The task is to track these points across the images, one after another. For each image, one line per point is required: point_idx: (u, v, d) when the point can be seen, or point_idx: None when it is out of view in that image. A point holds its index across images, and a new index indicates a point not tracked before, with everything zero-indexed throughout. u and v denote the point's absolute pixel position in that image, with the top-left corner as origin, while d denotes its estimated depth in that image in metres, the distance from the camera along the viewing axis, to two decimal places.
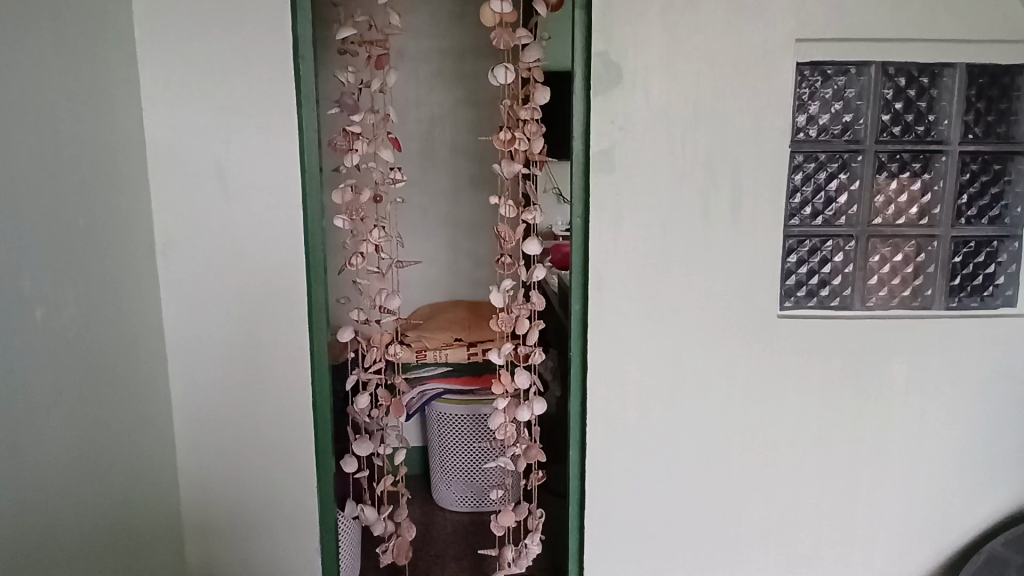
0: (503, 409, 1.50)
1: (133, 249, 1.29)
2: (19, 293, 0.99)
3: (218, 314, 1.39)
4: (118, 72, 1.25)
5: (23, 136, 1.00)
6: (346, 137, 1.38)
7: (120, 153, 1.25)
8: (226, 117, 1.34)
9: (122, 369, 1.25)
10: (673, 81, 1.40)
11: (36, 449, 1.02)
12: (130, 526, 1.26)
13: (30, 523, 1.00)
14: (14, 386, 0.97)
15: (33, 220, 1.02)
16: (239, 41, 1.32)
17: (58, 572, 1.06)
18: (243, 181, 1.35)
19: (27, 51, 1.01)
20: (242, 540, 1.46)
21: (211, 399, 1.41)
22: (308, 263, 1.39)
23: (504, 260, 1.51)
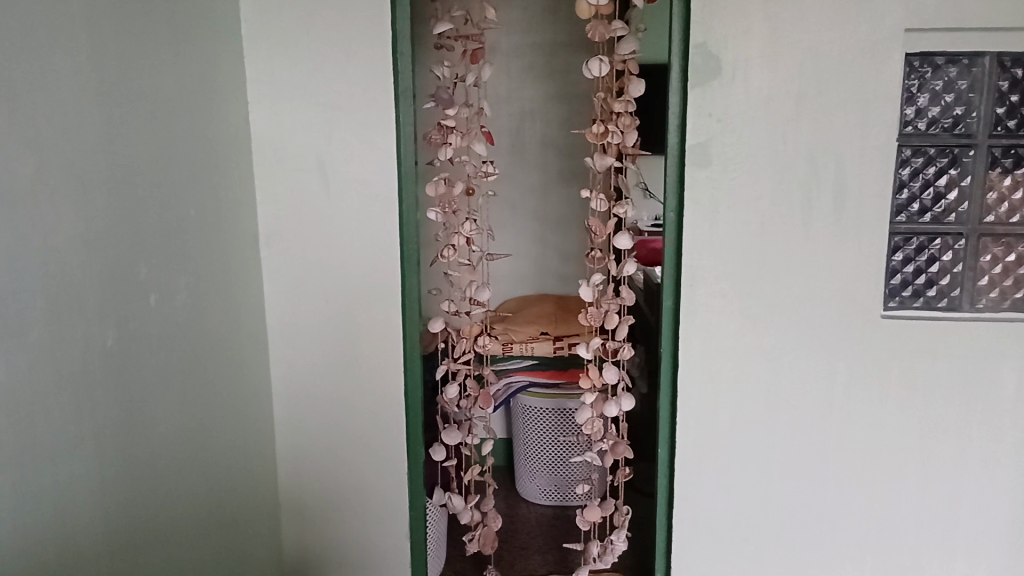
0: (590, 404, 1.50)
1: (239, 239, 1.34)
2: (136, 279, 1.06)
3: (317, 303, 1.43)
4: (227, 70, 1.31)
5: (137, 130, 1.06)
6: (440, 130, 1.41)
7: (228, 146, 1.31)
8: (327, 112, 1.38)
9: (228, 354, 1.31)
10: (773, 74, 1.36)
11: (149, 428, 1.08)
12: (233, 506, 1.32)
13: (142, 498, 1.06)
14: (130, 364, 1.04)
15: (149, 210, 1.09)
16: (339, 39, 1.36)
17: (165, 545, 1.12)
18: (342, 173, 1.39)
19: (142, 51, 1.07)
20: (334, 524, 1.51)
21: (308, 385, 1.46)
22: (402, 254, 1.42)
23: (595, 253, 1.50)
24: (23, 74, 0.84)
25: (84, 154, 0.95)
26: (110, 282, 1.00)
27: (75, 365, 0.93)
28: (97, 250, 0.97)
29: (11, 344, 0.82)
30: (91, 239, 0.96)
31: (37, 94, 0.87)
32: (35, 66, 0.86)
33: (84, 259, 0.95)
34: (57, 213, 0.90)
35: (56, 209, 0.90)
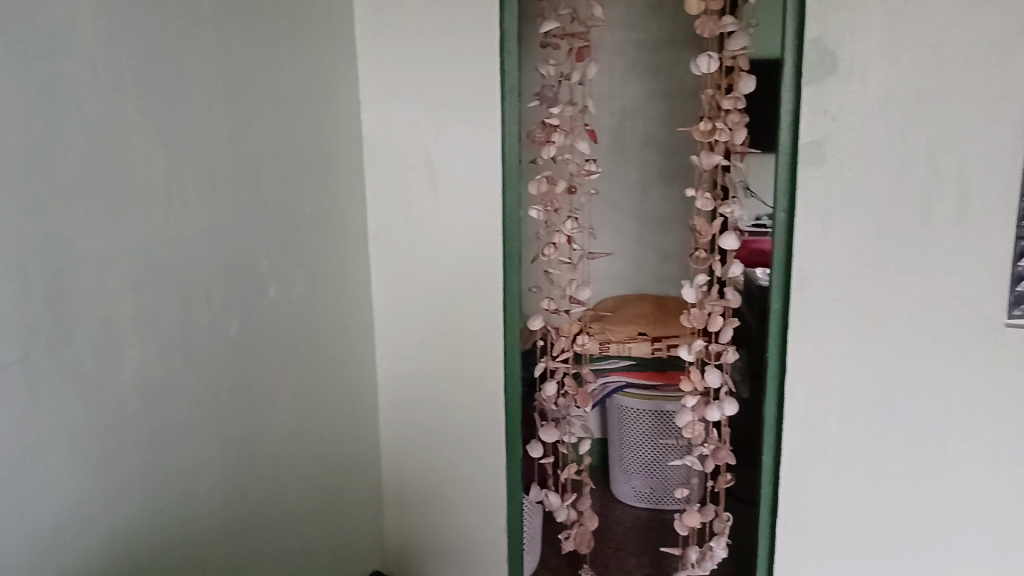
0: (691, 407, 1.48)
1: (350, 235, 1.39)
2: (259, 271, 1.11)
3: (420, 298, 1.46)
4: (343, 72, 1.35)
5: (260, 130, 1.11)
6: (544, 128, 1.40)
7: (342, 145, 1.35)
8: (435, 111, 1.39)
9: (338, 345, 1.35)
10: (892, 71, 1.30)
11: (266, 414, 1.13)
12: (339, 492, 1.37)
13: (257, 479, 1.12)
14: (253, 352, 1.10)
15: (271, 207, 1.14)
16: (449, 39, 1.37)
17: (276, 527, 1.17)
18: (447, 171, 1.41)
19: (264, 55, 1.12)
20: (432, 514, 1.54)
21: (412, 378, 1.50)
22: (505, 252, 1.40)
23: (700, 254, 1.48)
24: (154, 74, 0.91)
25: (210, 154, 1.00)
26: (233, 274, 1.05)
27: (202, 351, 0.99)
28: (223, 244, 1.03)
29: (144, 331, 0.89)
30: (218, 233, 1.02)
31: (168, 95, 0.93)
32: (167, 69, 0.93)
33: (212, 251, 1.01)
34: (190, 207, 0.97)
35: (188, 203, 0.96)
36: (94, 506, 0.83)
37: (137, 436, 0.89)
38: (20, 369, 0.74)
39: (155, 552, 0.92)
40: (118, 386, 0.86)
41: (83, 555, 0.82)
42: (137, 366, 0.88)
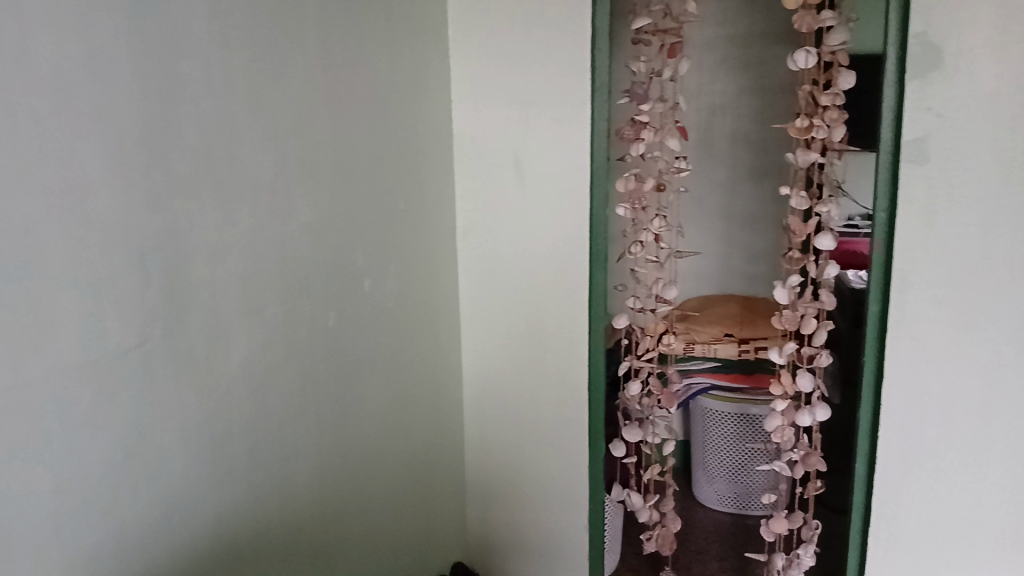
0: (781, 411, 1.44)
1: (439, 232, 1.41)
2: (354, 266, 1.15)
3: (506, 294, 1.47)
4: (436, 71, 1.37)
5: (357, 128, 1.14)
6: (633, 125, 1.38)
7: (433, 143, 1.38)
8: (525, 109, 1.40)
9: (426, 338, 1.37)
10: (1003, 66, 1.23)
11: (358, 403, 1.17)
12: (426, 483, 1.40)
13: (349, 466, 1.15)
14: (346, 343, 1.14)
15: (365, 203, 1.17)
16: (541, 37, 1.37)
17: (364, 513, 1.20)
18: (535, 169, 1.41)
19: (362, 54, 1.15)
20: (514, 509, 1.55)
21: (496, 372, 1.51)
22: (592, 249, 1.39)
23: (793, 254, 1.43)
24: (262, 75, 0.95)
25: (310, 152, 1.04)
26: (332, 267, 1.10)
27: (302, 342, 1.04)
28: (319, 239, 1.07)
29: (250, 321, 0.94)
30: (319, 230, 1.07)
31: (275, 96, 0.97)
32: (275, 69, 0.97)
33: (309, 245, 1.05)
34: (291, 203, 1.01)
35: (292, 199, 1.01)
36: (201, 489, 0.88)
37: (241, 422, 0.93)
38: (139, 354, 0.79)
39: (254, 534, 0.96)
40: (226, 372, 0.91)
41: (191, 532, 0.87)
42: (242, 356, 0.93)
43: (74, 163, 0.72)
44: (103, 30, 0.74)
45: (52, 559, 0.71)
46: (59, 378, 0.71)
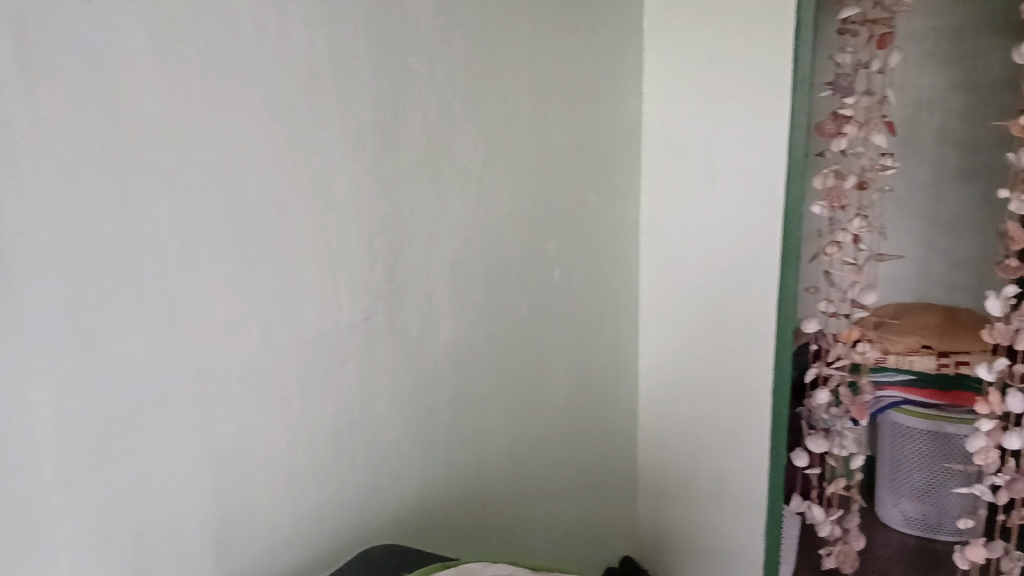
0: (986, 432, 1.32)
1: (625, 226, 1.41)
2: (546, 255, 1.18)
3: (689, 290, 1.45)
4: (630, 64, 1.37)
5: (555, 121, 1.17)
6: (836, 120, 1.26)
7: (623, 136, 1.37)
8: (720, 100, 1.36)
9: (608, 330, 1.38)
10: None
11: (546, 390, 1.21)
12: (601, 474, 1.41)
13: (533, 448, 1.19)
14: (535, 330, 1.17)
15: (560, 194, 1.20)
16: (740, 28, 1.32)
17: (543, 498, 1.23)
18: (726, 163, 1.37)
19: (563, 48, 1.17)
20: (686, 508, 1.53)
21: (673, 370, 1.50)
22: (785, 248, 1.34)
23: (1010, 263, 1.31)
24: (475, 74, 1.02)
25: (511, 147, 1.09)
26: (528, 256, 1.14)
27: (497, 327, 1.10)
28: (516, 229, 1.11)
29: (456, 304, 1.02)
30: (518, 219, 1.12)
31: (486, 93, 1.04)
32: (485, 60, 1.03)
33: (508, 235, 1.10)
34: (494, 193, 1.07)
35: (495, 186, 1.07)
36: (404, 456, 0.97)
37: (443, 397, 1.02)
38: (364, 327, 0.90)
39: (443, 502, 1.03)
40: (434, 351, 1.00)
41: (395, 493, 0.96)
42: (447, 335, 1.02)
43: (319, 151, 0.84)
44: (347, 30, 0.85)
45: (285, 501, 0.83)
46: (300, 344, 0.83)
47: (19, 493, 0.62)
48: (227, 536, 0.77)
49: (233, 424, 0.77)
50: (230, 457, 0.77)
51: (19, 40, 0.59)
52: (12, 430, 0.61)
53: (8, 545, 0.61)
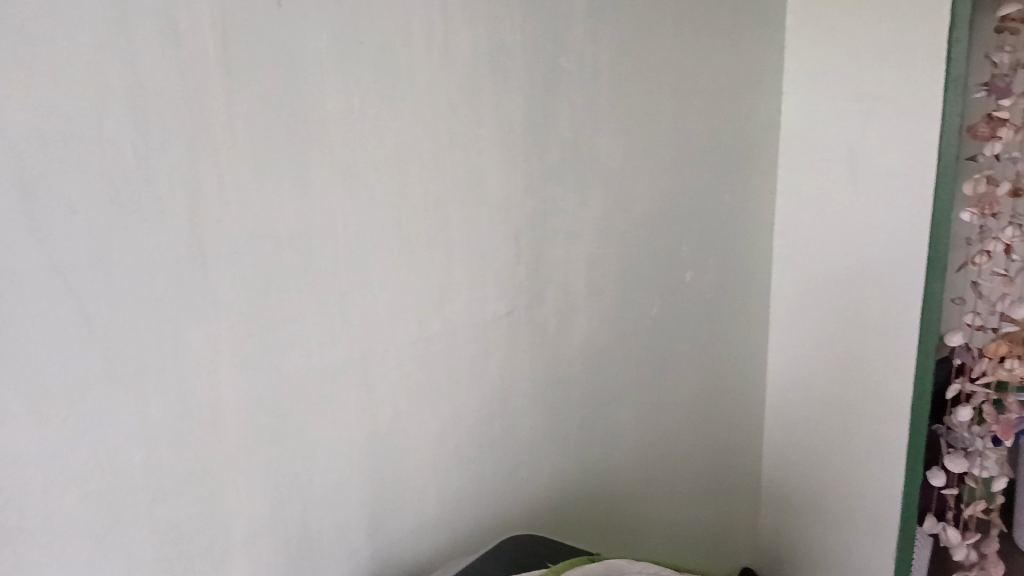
0: None
1: (760, 228, 1.39)
2: (681, 256, 1.17)
3: (823, 296, 1.41)
4: (771, 62, 1.34)
5: (695, 119, 1.16)
6: (990, 123, 1.19)
7: (761, 136, 1.35)
8: (864, 101, 1.31)
9: (738, 334, 1.36)
10: None
11: (676, 392, 1.20)
12: (727, 479, 1.39)
13: (662, 449, 1.19)
14: (668, 332, 1.16)
15: (698, 194, 1.19)
16: (892, 24, 1.26)
17: (669, 499, 1.23)
18: (869, 166, 1.32)
19: (707, 45, 1.16)
20: (812, 518, 1.50)
21: (803, 376, 1.46)
22: (932, 256, 1.28)
23: None
24: (621, 72, 1.02)
25: (652, 146, 1.09)
26: (664, 257, 1.13)
27: (632, 326, 1.10)
28: (654, 228, 1.11)
29: (593, 302, 1.03)
30: (655, 218, 1.11)
31: (631, 91, 1.04)
32: (630, 58, 1.03)
33: (646, 235, 1.10)
34: (635, 192, 1.07)
35: (635, 185, 1.07)
36: (539, 450, 0.99)
37: (578, 394, 1.03)
38: (507, 321, 0.93)
39: (573, 495, 1.05)
40: (570, 347, 1.01)
41: (530, 483, 0.99)
42: (584, 332, 1.02)
43: (475, 149, 0.86)
44: (505, 30, 0.87)
45: (430, 482, 0.87)
46: (449, 334, 0.87)
47: (206, 462, 0.68)
48: (379, 513, 0.82)
49: (388, 407, 0.82)
50: (384, 438, 0.82)
51: (221, 46, 0.65)
52: (205, 403, 0.67)
53: (195, 507, 0.68)
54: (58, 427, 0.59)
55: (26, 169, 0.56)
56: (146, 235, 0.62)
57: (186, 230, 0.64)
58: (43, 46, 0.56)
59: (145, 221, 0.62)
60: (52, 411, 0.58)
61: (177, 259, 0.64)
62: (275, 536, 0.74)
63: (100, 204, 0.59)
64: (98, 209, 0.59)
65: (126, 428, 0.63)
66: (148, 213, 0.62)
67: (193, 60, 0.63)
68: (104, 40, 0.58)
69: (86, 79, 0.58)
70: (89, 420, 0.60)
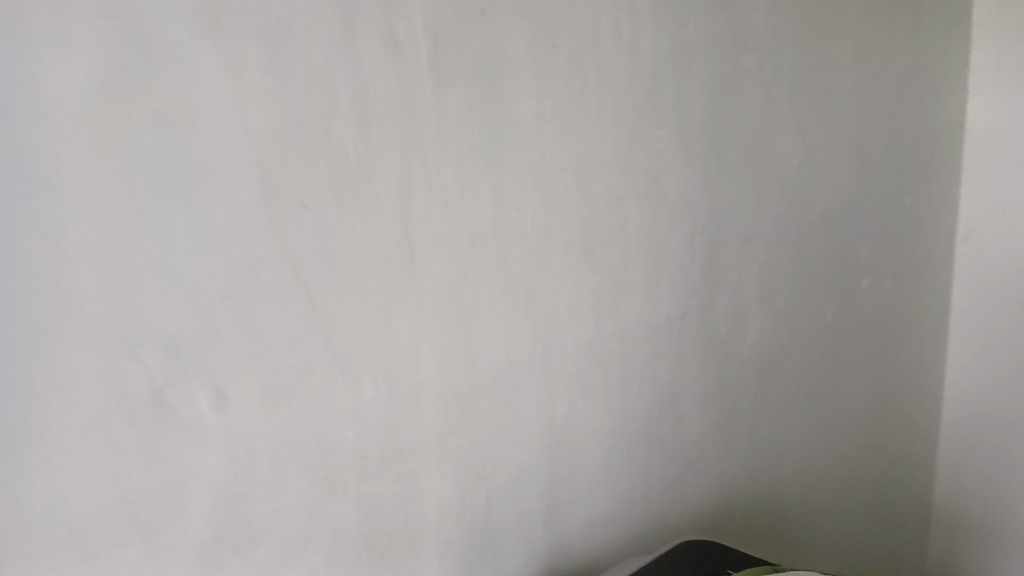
0: None
1: (940, 234, 1.31)
2: (856, 261, 1.12)
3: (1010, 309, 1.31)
4: (958, 57, 1.26)
5: (874, 119, 1.12)
6: None
7: (944, 136, 1.27)
8: None
9: (913, 345, 1.29)
10: None
11: (846, 403, 1.16)
12: (896, 498, 1.33)
13: (829, 461, 1.15)
14: (839, 340, 1.12)
15: (875, 197, 1.14)
16: None
17: (833, 512, 1.19)
18: None
19: (889, 42, 1.11)
20: (987, 546, 1.41)
21: (982, 393, 1.37)
22: None
23: None
24: (800, 71, 1.00)
25: (829, 147, 1.06)
26: (838, 262, 1.09)
27: (802, 332, 1.07)
28: (829, 232, 1.07)
29: (766, 307, 1.01)
30: (829, 222, 1.07)
31: (810, 90, 1.01)
32: (808, 54, 1.00)
33: (822, 239, 1.06)
34: (811, 194, 1.04)
35: (811, 187, 1.04)
36: (706, 454, 0.98)
37: (746, 399, 1.01)
38: (680, 324, 0.92)
39: (736, 502, 1.04)
40: (741, 351, 0.99)
41: (696, 485, 0.98)
42: (754, 337, 1.00)
43: (656, 150, 0.86)
44: (689, 31, 0.87)
45: (601, 478, 0.89)
46: (625, 333, 0.88)
47: (406, 444, 0.74)
48: (554, 504, 0.86)
49: (566, 403, 0.85)
50: (562, 433, 0.85)
51: (432, 51, 0.69)
52: (407, 387, 0.73)
53: (393, 485, 0.74)
54: (285, 402, 0.66)
55: (268, 168, 0.61)
56: (364, 229, 0.67)
57: (396, 226, 0.69)
58: (284, 55, 0.61)
59: (364, 217, 0.67)
60: (281, 389, 0.65)
61: (388, 253, 0.69)
62: (462, 518, 0.79)
63: (327, 201, 0.65)
64: (326, 205, 0.65)
65: (341, 408, 0.69)
66: (367, 210, 0.67)
67: (409, 65, 0.68)
68: (335, 48, 0.63)
69: (318, 85, 0.63)
70: (311, 397, 0.67)
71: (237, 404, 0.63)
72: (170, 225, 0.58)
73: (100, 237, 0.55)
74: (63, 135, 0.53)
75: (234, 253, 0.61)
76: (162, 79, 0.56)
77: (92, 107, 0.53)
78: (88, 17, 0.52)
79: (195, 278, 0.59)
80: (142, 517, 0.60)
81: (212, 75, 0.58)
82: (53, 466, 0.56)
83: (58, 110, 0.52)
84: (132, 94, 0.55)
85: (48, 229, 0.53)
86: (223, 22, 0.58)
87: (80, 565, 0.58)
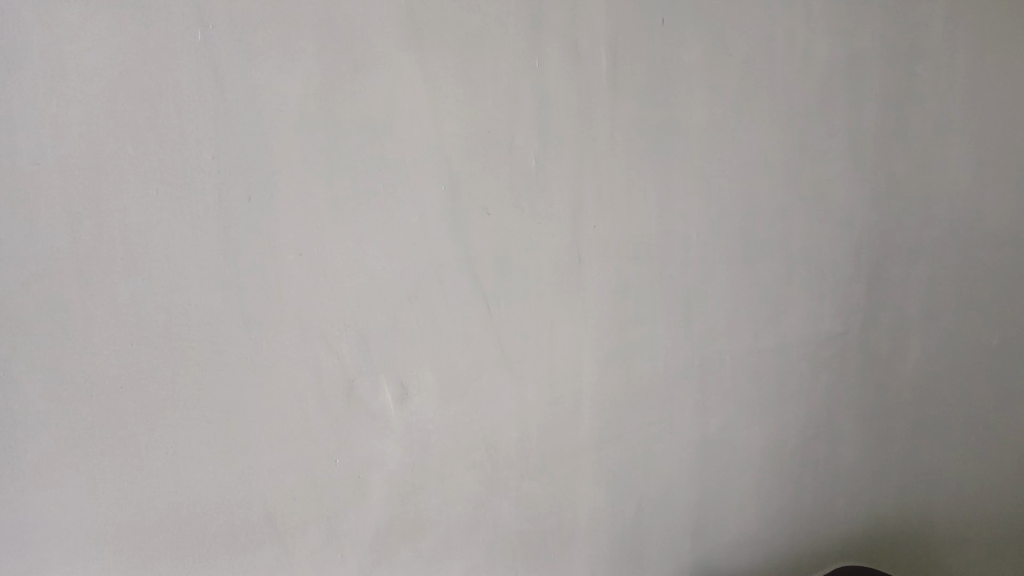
0: None
1: None
2: None
3: None
4: None
5: None
6: None
7: None
8: None
9: None
10: None
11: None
12: None
13: (998, 497, 1.07)
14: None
15: None
16: None
17: (1005, 554, 1.10)
18: None
19: None
20: None
21: None
22: None
23: None
24: (1000, 76, 0.90)
25: None
26: None
27: (974, 357, 0.99)
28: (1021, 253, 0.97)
29: (931, 327, 0.95)
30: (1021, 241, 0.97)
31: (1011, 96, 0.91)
32: (1013, 62, 0.90)
33: (1010, 260, 0.97)
34: (1000, 212, 0.95)
35: (1001, 204, 0.95)
36: (855, 474, 0.96)
37: (903, 422, 0.97)
38: (838, 340, 0.89)
39: (881, 528, 1.01)
40: (900, 372, 0.95)
41: (843, 504, 0.97)
42: (916, 359, 0.96)
43: (825, 162, 0.83)
44: (871, 36, 0.82)
45: (748, 491, 0.89)
46: (782, 348, 0.86)
47: (564, 446, 0.75)
48: (701, 514, 0.86)
49: (719, 416, 0.84)
50: (713, 445, 0.85)
51: (611, 60, 0.68)
52: (568, 392, 0.74)
53: (553, 486, 0.76)
54: (458, 400, 0.68)
55: (455, 174, 0.64)
56: (538, 235, 0.69)
57: (568, 233, 0.70)
58: (476, 66, 0.62)
59: (540, 222, 0.68)
60: (456, 386, 0.68)
61: (559, 259, 0.70)
62: (614, 524, 0.81)
63: (507, 207, 0.66)
64: (506, 211, 0.67)
65: (508, 408, 0.71)
66: (542, 216, 0.68)
67: (587, 75, 0.67)
68: (521, 58, 0.64)
69: (503, 94, 0.64)
70: (481, 396, 0.70)
71: (415, 399, 0.66)
72: (367, 228, 0.61)
73: (307, 238, 0.59)
74: (280, 142, 0.57)
75: (419, 255, 0.64)
76: (368, 90, 0.59)
77: (306, 116, 0.57)
78: (308, 33, 0.56)
79: (386, 278, 0.63)
80: (328, 500, 0.65)
81: (410, 84, 0.60)
82: (253, 448, 0.61)
83: (276, 118, 0.56)
84: (341, 104, 0.58)
85: (263, 229, 0.57)
86: (424, 35, 0.60)
87: (271, 543, 0.63)
